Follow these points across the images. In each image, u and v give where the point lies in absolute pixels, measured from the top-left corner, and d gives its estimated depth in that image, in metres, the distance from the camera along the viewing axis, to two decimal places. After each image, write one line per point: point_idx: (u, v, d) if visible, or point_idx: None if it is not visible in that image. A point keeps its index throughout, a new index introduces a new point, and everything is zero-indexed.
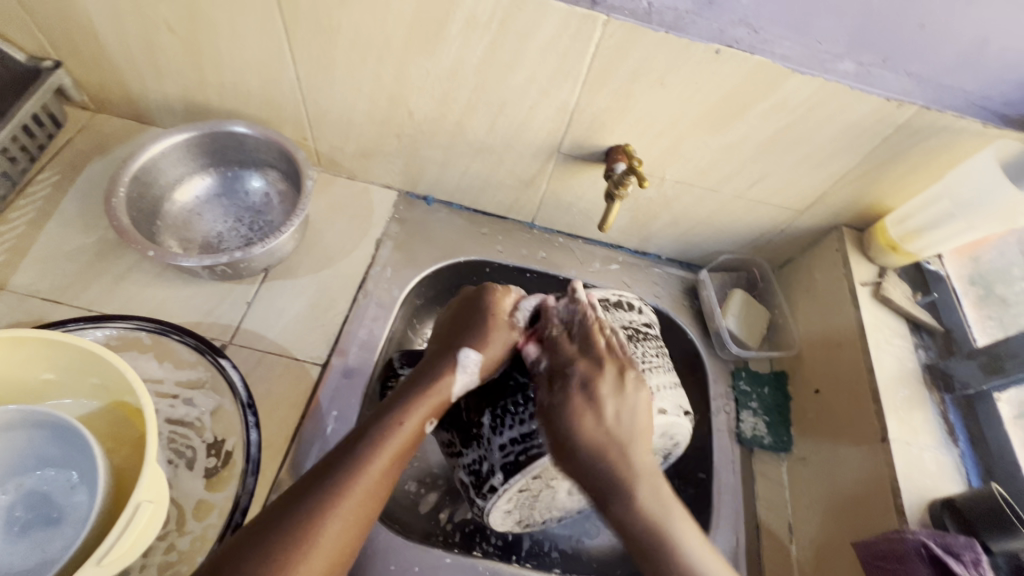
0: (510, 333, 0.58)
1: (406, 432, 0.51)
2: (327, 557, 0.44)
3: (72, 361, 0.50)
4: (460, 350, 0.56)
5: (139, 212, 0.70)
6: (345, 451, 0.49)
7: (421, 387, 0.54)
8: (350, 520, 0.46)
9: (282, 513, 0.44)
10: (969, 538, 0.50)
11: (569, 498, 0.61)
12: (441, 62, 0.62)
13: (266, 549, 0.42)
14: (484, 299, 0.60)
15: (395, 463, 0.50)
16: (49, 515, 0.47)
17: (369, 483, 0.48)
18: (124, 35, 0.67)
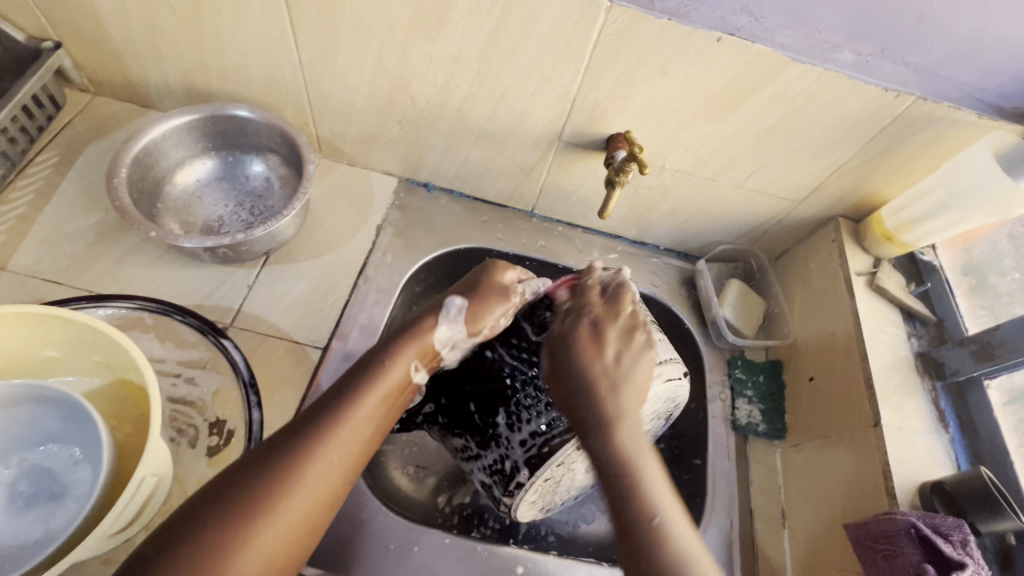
0: (503, 298, 0.59)
1: (394, 377, 0.52)
2: (313, 494, 0.43)
3: (75, 339, 0.50)
4: (450, 297, 0.59)
5: (140, 194, 0.70)
6: (334, 394, 0.49)
7: (404, 335, 0.55)
8: (337, 460, 0.45)
9: (272, 450, 0.44)
10: (957, 519, 0.51)
11: (586, 477, 0.62)
12: (443, 47, 0.62)
13: (251, 486, 0.42)
14: (490, 264, 0.63)
15: (384, 407, 0.50)
16: (52, 490, 0.48)
17: (357, 425, 0.47)
18: (125, 17, 0.66)
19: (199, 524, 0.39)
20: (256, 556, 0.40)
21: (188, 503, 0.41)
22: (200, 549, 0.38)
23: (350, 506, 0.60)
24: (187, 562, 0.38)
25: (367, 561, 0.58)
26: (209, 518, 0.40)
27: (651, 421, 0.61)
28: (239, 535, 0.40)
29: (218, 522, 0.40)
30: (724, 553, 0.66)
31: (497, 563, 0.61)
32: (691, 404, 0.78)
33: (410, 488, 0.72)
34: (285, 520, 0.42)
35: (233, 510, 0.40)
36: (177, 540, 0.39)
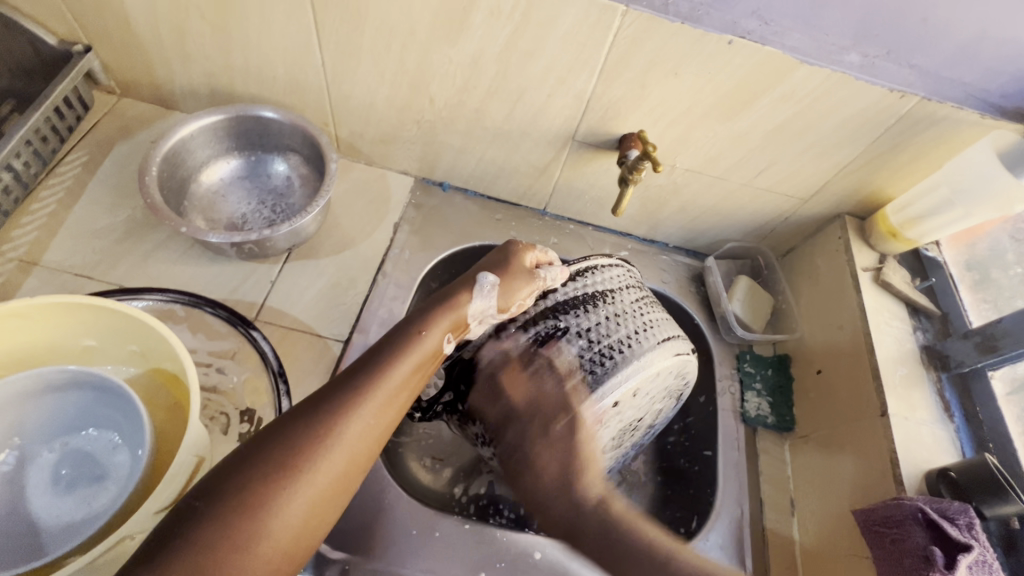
0: (531, 277, 0.59)
1: (427, 345, 0.53)
2: (349, 454, 0.45)
3: (113, 328, 0.52)
4: (481, 274, 0.59)
5: (168, 191, 0.72)
6: (368, 360, 0.50)
7: (436, 306, 0.56)
8: (371, 423, 0.47)
9: (310, 411, 0.45)
10: (963, 503, 0.53)
11: (603, 459, 0.64)
12: (463, 50, 0.64)
13: (291, 443, 0.43)
14: (512, 245, 0.62)
15: (417, 374, 0.52)
16: (94, 473, 0.50)
17: (390, 389, 0.49)
18: (155, 21, 0.69)
19: (242, 477, 0.41)
20: (296, 509, 0.42)
21: (224, 461, 0.43)
22: (244, 500, 0.40)
23: (373, 492, 0.62)
24: (230, 511, 0.39)
25: (390, 546, 0.59)
26: (251, 471, 0.41)
27: (661, 402, 0.65)
28: (279, 489, 0.41)
29: (260, 476, 0.41)
30: (735, 541, 0.68)
31: (515, 550, 0.62)
32: (701, 397, 0.80)
33: (427, 478, 0.73)
34: (323, 477, 0.43)
35: (273, 465, 0.42)
36: (222, 491, 0.40)
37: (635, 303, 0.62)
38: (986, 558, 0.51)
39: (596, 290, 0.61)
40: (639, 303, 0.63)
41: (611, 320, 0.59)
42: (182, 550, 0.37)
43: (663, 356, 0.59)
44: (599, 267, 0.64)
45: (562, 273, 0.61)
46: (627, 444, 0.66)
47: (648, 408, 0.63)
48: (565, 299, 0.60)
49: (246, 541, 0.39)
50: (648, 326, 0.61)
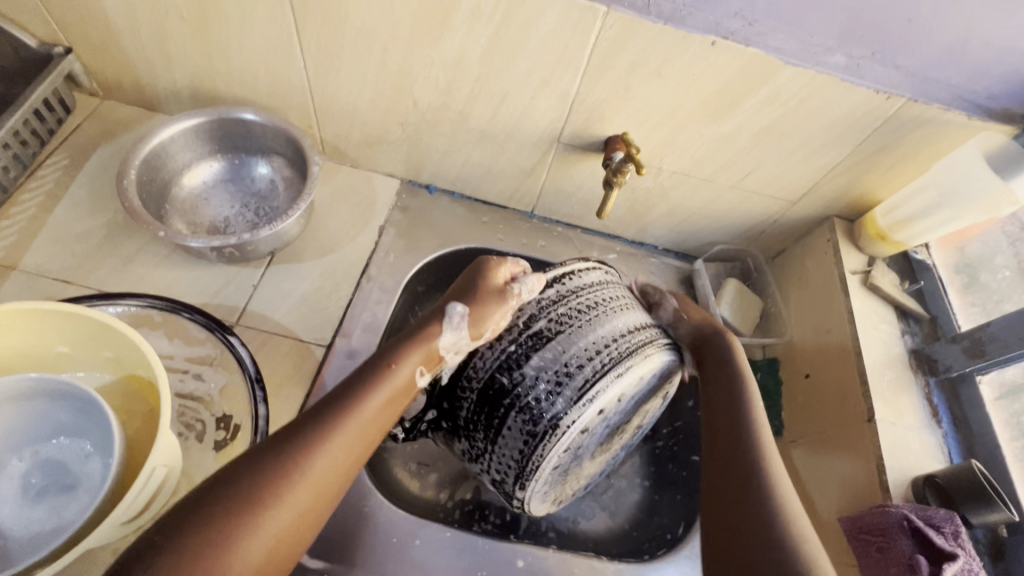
0: (502, 297, 0.57)
1: (399, 377, 0.52)
2: (314, 488, 0.44)
3: (85, 334, 0.51)
4: (450, 305, 0.57)
5: (148, 194, 0.71)
6: (340, 391, 0.49)
7: (410, 338, 0.55)
8: (339, 458, 0.46)
9: (276, 444, 0.44)
10: (949, 511, 0.52)
11: (592, 463, 0.63)
12: (445, 52, 0.64)
13: (254, 479, 0.42)
14: (482, 266, 0.61)
15: (389, 407, 0.51)
16: (64, 482, 0.49)
17: (360, 422, 0.48)
18: (135, 22, 0.68)
19: (199, 514, 0.40)
20: (254, 548, 0.40)
21: (184, 498, 0.41)
22: (204, 536, 0.39)
23: (354, 500, 0.61)
24: (185, 550, 0.38)
25: (369, 556, 0.59)
26: (209, 508, 0.40)
27: (645, 400, 0.62)
28: (236, 529, 0.40)
29: (219, 512, 0.40)
30: None
31: (498, 557, 0.61)
32: (688, 402, 0.79)
33: (411, 484, 0.73)
34: (285, 513, 0.42)
35: (234, 500, 0.41)
36: (177, 528, 0.39)
37: (616, 303, 0.61)
38: (973, 568, 0.50)
39: (575, 292, 0.59)
40: (622, 303, 0.61)
41: (591, 321, 0.57)
42: None
43: (649, 354, 0.58)
44: (578, 272, 0.61)
45: (539, 281, 0.59)
46: (614, 445, 0.64)
47: (632, 409, 0.61)
48: (543, 307, 0.58)
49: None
50: (631, 325, 0.59)
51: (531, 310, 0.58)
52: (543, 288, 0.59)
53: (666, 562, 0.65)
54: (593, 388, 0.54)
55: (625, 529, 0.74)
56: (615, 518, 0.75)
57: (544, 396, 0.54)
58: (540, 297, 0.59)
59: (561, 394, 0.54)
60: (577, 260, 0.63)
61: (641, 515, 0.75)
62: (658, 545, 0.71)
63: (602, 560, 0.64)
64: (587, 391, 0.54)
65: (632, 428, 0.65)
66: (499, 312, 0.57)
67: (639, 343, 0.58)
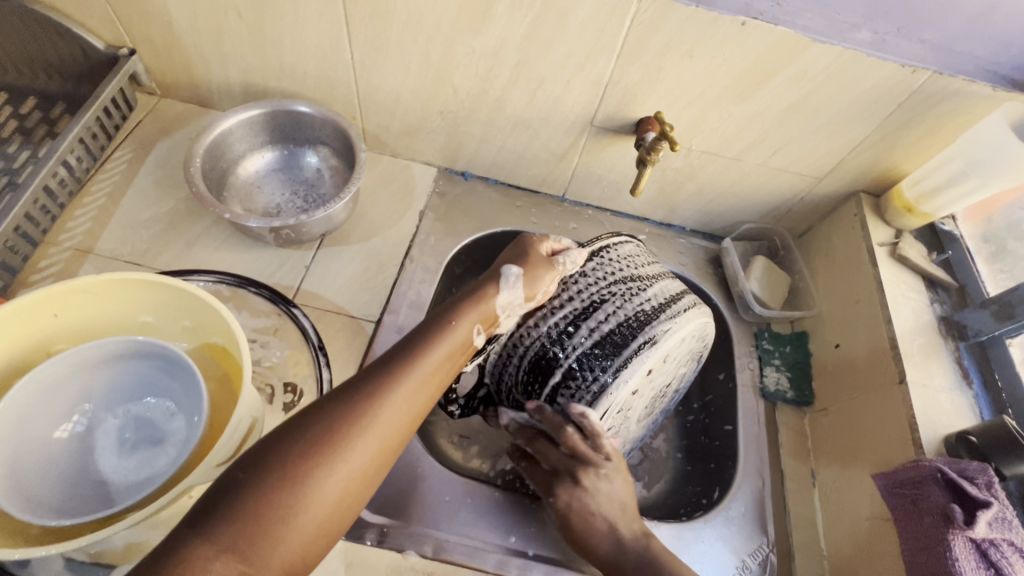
0: (552, 264, 0.61)
1: (459, 334, 0.54)
2: (382, 434, 0.46)
3: (169, 303, 0.56)
4: (505, 266, 0.59)
5: (209, 182, 0.76)
6: (403, 347, 0.51)
7: (467, 298, 0.57)
8: (404, 407, 0.48)
9: (347, 393, 0.47)
10: (982, 463, 0.54)
11: (637, 427, 0.68)
12: (486, 40, 0.68)
13: (330, 422, 0.44)
14: (527, 237, 0.64)
15: (449, 362, 0.52)
16: (155, 437, 0.54)
17: (423, 374, 0.50)
18: (196, 22, 0.73)
19: (280, 452, 0.42)
20: (330, 485, 0.43)
21: (267, 436, 0.44)
22: (286, 472, 0.42)
23: (407, 463, 0.65)
24: (271, 482, 0.41)
25: (425, 512, 0.62)
26: (290, 446, 0.43)
27: (685, 363, 0.68)
28: (315, 466, 0.42)
29: (299, 450, 0.43)
30: (757, 510, 0.69)
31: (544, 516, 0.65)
32: (720, 374, 0.82)
33: (456, 454, 0.76)
34: (354, 458, 0.44)
35: (309, 441, 0.43)
36: (263, 465, 0.42)
37: (651, 273, 0.66)
38: (1006, 515, 0.52)
39: (613, 265, 0.64)
40: (655, 273, 0.67)
41: (631, 291, 0.62)
42: (228, 517, 0.39)
43: (688, 315, 0.63)
44: (613, 246, 0.67)
45: (580, 255, 0.62)
46: (657, 410, 0.69)
47: (672, 371, 0.66)
48: (588, 281, 0.62)
49: (284, 512, 0.41)
50: (668, 291, 0.65)
51: (576, 282, 0.62)
52: (584, 261, 0.63)
53: (705, 522, 0.68)
54: (637, 351, 0.59)
55: (660, 499, 0.77)
56: (650, 488, 0.78)
57: (589, 358, 0.59)
58: (583, 271, 0.63)
59: (607, 358, 0.59)
60: (608, 236, 0.68)
61: (675, 485, 0.78)
62: (694, 509, 0.73)
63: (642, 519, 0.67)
64: (632, 354, 0.59)
65: (672, 391, 0.70)
66: (548, 280, 0.60)
67: (677, 307, 0.63)
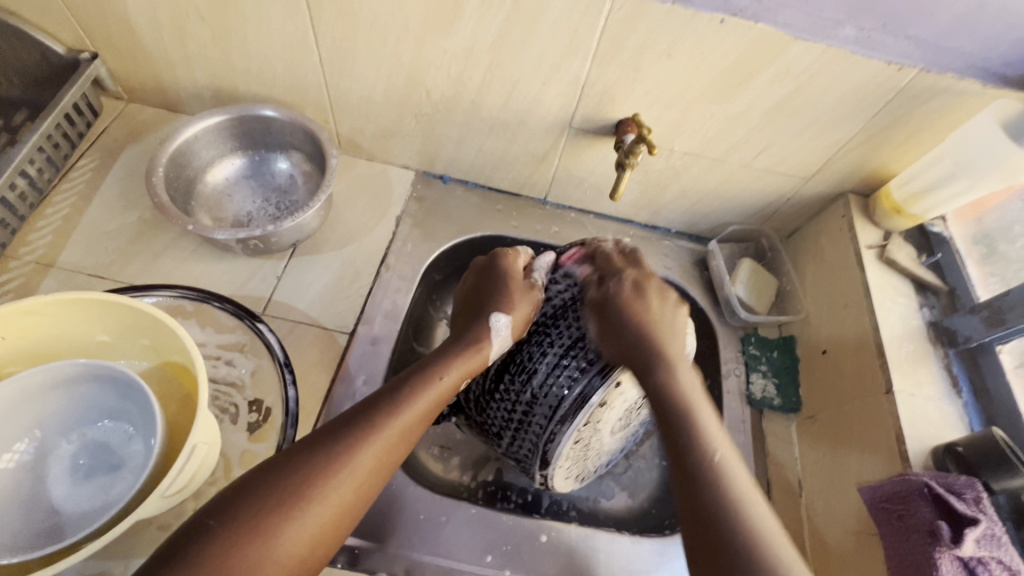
0: (531, 291, 0.60)
1: (446, 385, 0.52)
2: (359, 483, 0.44)
3: (126, 322, 0.54)
4: (491, 316, 0.57)
5: (175, 190, 0.74)
6: (388, 392, 0.50)
7: (456, 348, 0.55)
8: (382, 457, 0.46)
9: (323, 440, 0.45)
10: (970, 478, 0.52)
11: (612, 439, 0.62)
12: (456, 41, 0.65)
13: (307, 470, 0.42)
14: (496, 265, 0.61)
15: (431, 411, 0.51)
16: (111, 463, 0.52)
17: (404, 424, 0.48)
18: (158, 25, 0.70)
19: (248, 501, 0.40)
20: (294, 539, 0.40)
21: (231, 486, 0.42)
22: (253, 523, 0.39)
23: None
24: (237, 534, 0.39)
25: (400, 531, 0.61)
26: (257, 495, 0.41)
27: None
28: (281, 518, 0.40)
29: (269, 499, 0.40)
30: None
31: (521, 532, 0.63)
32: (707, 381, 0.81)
33: (436, 466, 0.74)
34: (327, 508, 0.42)
35: (281, 491, 0.41)
36: (229, 513, 0.39)
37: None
38: (995, 532, 0.50)
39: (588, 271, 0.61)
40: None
41: (604, 297, 0.59)
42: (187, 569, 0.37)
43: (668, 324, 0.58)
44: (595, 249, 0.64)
45: (550, 260, 0.64)
46: (633, 423, 0.64)
47: None
48: (559, 289, 0.61)
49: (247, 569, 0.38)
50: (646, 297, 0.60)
51: (549, 292, 0.61)
52: (556, 270, 0.63)
53: None
54: (609, 363, 0.54)
55: (645, 508, 0.76)
56: (636, 497, 0.76)
57: (553, 367, 0.56)
58: (555, 279, 0.62)
59: (575, 368, 0.55)
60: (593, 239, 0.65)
61: (662, 494, 0.77)
62: (679, 521, 0.72)
63: (624, 535, 0.65)
64: (602, 364, 0.55)
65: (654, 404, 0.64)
66: (529, 293, 0.59)
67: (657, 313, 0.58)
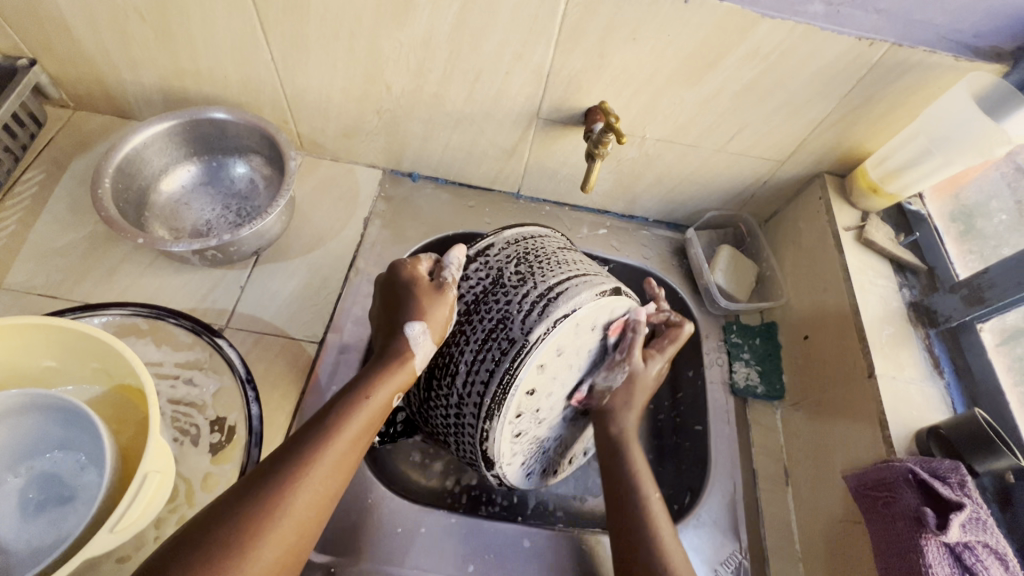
0: (442, 291, 0.54)
1: (375, 404, 0.49)
2: (298, 522, 0.42)
3: (72, 346, 0.51)
4: (404, 328, 0.52)
5: (126, 203, 0.71)
6: (313, 424, 0.47)
7: (376, 366, 0.51)
8: (319, 491, 0.44)
9: (249, 489, 0.42)
10: (954, 461, 0.51)
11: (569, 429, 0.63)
12: (413, 33, 0.62)
13: (233, 522, 0.40)
14: (397, 274, 0.56)
15: (365, 434, 0.48)
16: (62, 495, 0.49)
17: (338, 454, 0.46)
18: (95, 27, 0.66)
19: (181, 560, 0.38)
20: None
21: (162, 547, 0.39)
22: None
23: (356, 493, 0.61)
24: None
25: (375, 547, 0.59)
26: (187, 562, 0.38)
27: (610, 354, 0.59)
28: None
29: (202, 558, 0.38)
30: (729, 515, 0.67)
31: (503, 539, 0.61)
32: (689, 372, 0.78)
33: (416, 475, 0.71)
34: (266, 553, 0.40)
35: (215, 545, 0.39)
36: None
37: (550, 259, 0.56)
38: (981, 516, 0.49)
39: (499, 260, 0.56)
40: (558, 259, 0.57)
41: (514, 283, 0.53)
42: None
43: (583, 295, 0.52)
44: (500, 238, 0.59)
45: (462, 254, 0.56)
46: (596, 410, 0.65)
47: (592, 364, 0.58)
48: (471, 284, 0.56)
49: None
50: (563, 274, 0.54)
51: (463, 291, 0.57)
52: (467, 262, 0.57)
53: (676, 531, 0.65)
54: (524, 350, 0.50)
55: None
56: None
57: (473, 364, 0.53)
58: (467, 274, 0.57)
59: (489, 364, 0.51)
60: (500, 230, 0.61)
61: None
62: None
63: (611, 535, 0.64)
64: (517, 352, 0.50)
65: None
66: (438, 294, 0.54)
67: (568, 285, 0.53)
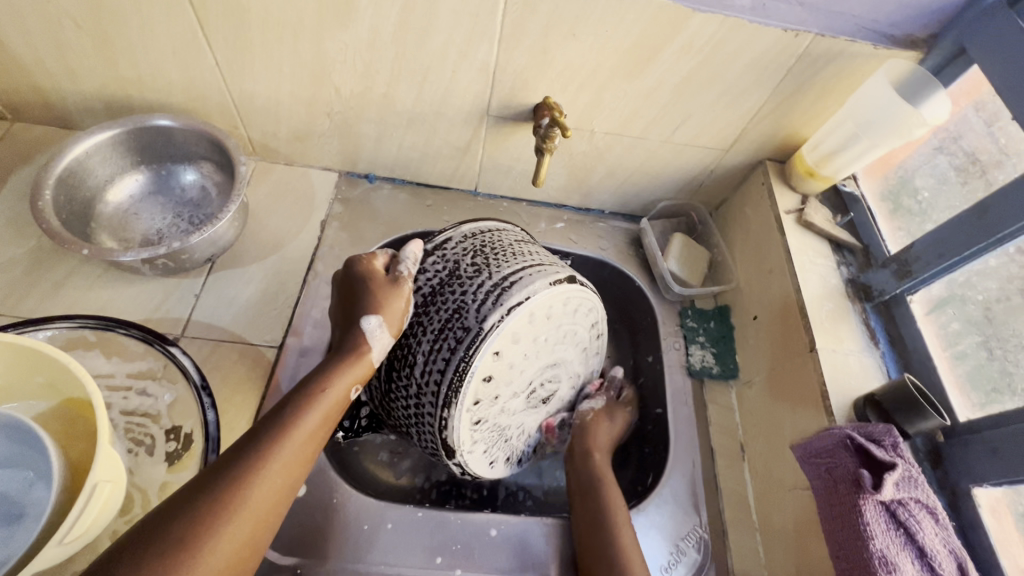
0: (397, 285, 0.54)
1: (332, 398, 0.50)
2: (255, 514, 0.42)
3: (16, 361, 0.50)
4: (361, 322, 0.53)
5: (70, 215, 0.69)
6: (270, 419, 0.47)
7: (333, 360, 0.52)
8: (276, 484, 0.44)
9: (204, 485, 0.42)
10: (887, 425, 0.54)
11: (532, 416, 0.64)
12: (357, 33, 0.62)
13: (186, 518, 0.39)
14: (354, 270, 0.56)
15: (323, 427, 0.49)
16: (10, 513, 0.48)
17: (295, 447, 0.46)
18: (28, 35, 0.65)
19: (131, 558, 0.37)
20: None
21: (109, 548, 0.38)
22: None
23: (321, 493, 0.61)
24: None
25: (341, 546, 0.59)
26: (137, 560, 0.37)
27: (569, 343, 0.61)
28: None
29: (155, 554, 0.37)
30: (690, 492, 0.70)
31: (471, 530, 0.62)
32: (649, 357, 0.82)
33: (384, 474, 0.72)
34: (223, 547, 0.40)
35: (167, 541, 0.38)
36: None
37: (506, 250, 0.57)
38: (912, 474, 0.52)
39: (456, 253, 0.57)
40: (514, 251, 0.58)
41: (470, 274, 0.54)
42: None
43: (537, 283, 0.54)
44: (458, 230, 0.60)
45: (418, 248, 0.57)
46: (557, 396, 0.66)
47: (551, 352, 0.59)
48: (428, 276, 0.57)
49: None
50: (518, 264, 0.55)
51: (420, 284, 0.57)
52: (423, 256, 0.58)
53: (638, 511, 0.68)
54: (479, 338, 0.51)
55: None
56: None
57: (430, 354, 0.53)
58: (424, 267, 0.57)
59: (446, 353, 0.52)
60: (456, 224, 0.61)
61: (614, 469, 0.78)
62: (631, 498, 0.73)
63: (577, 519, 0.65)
64: (472, 341, 0.51)
65: (568, 382, 0.66)
66: (394, 286, 0.54)
67: (522, 275, 0.54)
